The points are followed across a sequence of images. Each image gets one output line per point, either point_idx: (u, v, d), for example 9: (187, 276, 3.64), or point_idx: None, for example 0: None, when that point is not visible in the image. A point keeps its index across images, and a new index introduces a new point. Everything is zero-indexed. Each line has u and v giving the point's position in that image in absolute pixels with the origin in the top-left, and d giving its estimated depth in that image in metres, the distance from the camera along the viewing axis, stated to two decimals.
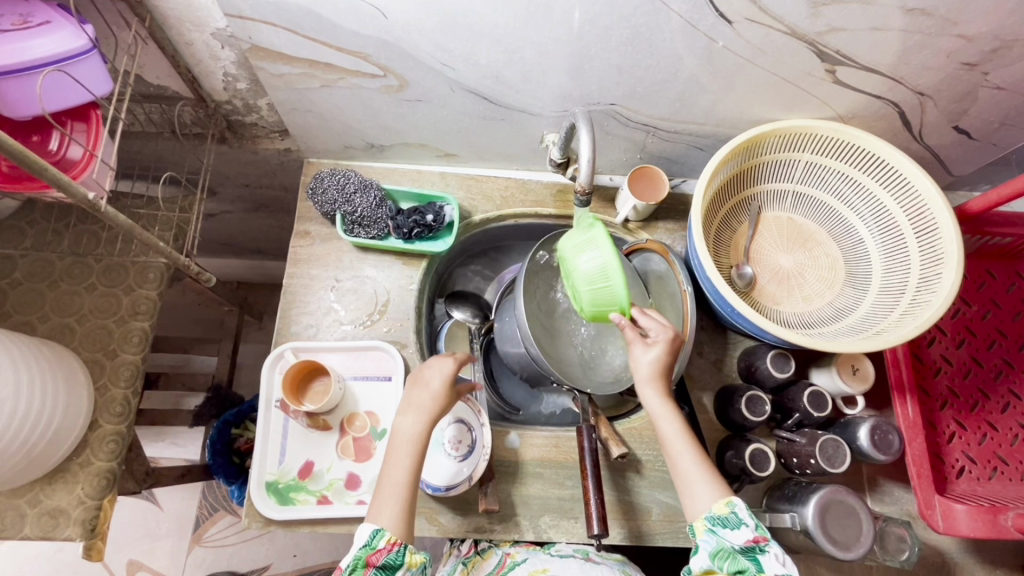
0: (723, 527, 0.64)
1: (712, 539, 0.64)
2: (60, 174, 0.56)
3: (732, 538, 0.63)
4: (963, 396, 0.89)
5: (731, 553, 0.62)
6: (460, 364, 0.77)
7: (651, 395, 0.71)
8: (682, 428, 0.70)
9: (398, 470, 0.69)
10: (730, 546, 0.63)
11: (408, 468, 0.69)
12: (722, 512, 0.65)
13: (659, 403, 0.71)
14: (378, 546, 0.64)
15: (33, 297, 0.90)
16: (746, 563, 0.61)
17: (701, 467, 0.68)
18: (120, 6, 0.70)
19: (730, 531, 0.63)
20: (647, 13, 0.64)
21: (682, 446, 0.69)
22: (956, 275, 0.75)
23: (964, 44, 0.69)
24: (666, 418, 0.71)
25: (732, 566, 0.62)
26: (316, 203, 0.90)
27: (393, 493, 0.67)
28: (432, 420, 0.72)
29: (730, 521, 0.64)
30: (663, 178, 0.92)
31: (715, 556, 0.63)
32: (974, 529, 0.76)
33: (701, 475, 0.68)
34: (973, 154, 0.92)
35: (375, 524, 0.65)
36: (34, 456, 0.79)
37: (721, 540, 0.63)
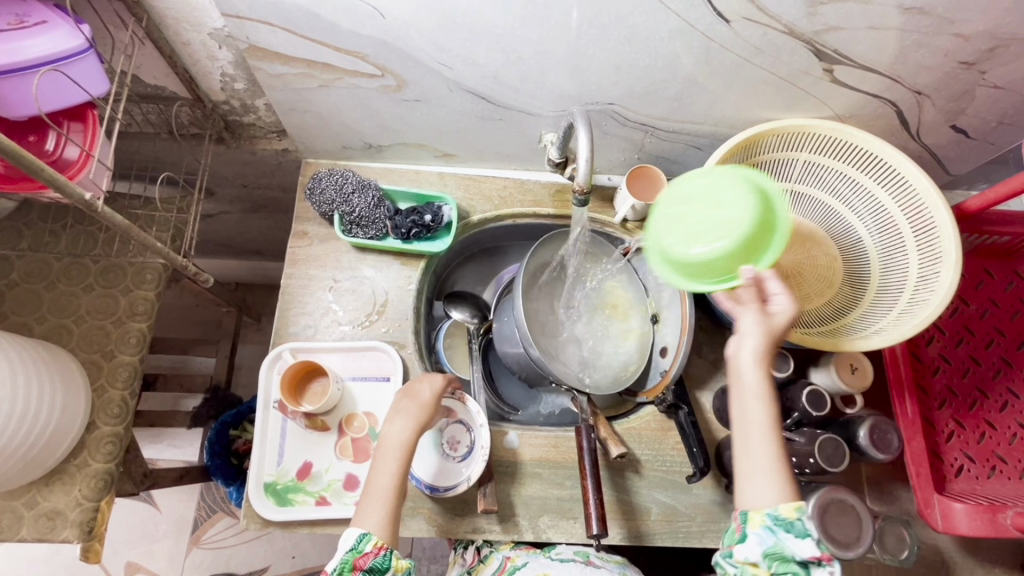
0: (786, 532, 0.54)
1: (769, 537, 0.55)
2: (56, 174, 0.56)
3: (793, 545, 0.54)
4: (962, 395, 0.89)
5: (784, 558, 0.54)
6: (449, 382, 0.78)
7: (751, 367, 0.60)
8: (772, 415, 0.59)
9: (384, 474, 0.68)
10: (788, 553, 0.54)
11: (393, 472, 0.68)
12: (789, 515, 0.55)
13: (757, 378, 0.59)
14: (365, 550, 0.63)
15: (30, 298, 0.90)
16: (797, 572, 0.54)
17: (777, 461, 0.57)
18: (117, 6, 0.70)
19: (794, 538, 0.54)
20: (645, 12, 0.64)
21: (762, 432, 0.58)
22: (955, 273, 0.75)
23: (961, 43, 0.69)
24: (758, 397, 0.59)
25: (780, 569, 0.54)
26: (314, 204, 0.90)
27: (379, 497, 0.67)
28: (420, 427, 0.73)
29: (797, 528, 0.54)
30: (661, 177, 0.92)
31: (767, 555, 0.55)
32: (973, 528, 0.76)
33: (774, 469, 0.57)
34: (971, 153, 0.92)
35: (360, 528, 0.64)
36: (31, 457, 0.78)
37: (779, 543, 0.54)
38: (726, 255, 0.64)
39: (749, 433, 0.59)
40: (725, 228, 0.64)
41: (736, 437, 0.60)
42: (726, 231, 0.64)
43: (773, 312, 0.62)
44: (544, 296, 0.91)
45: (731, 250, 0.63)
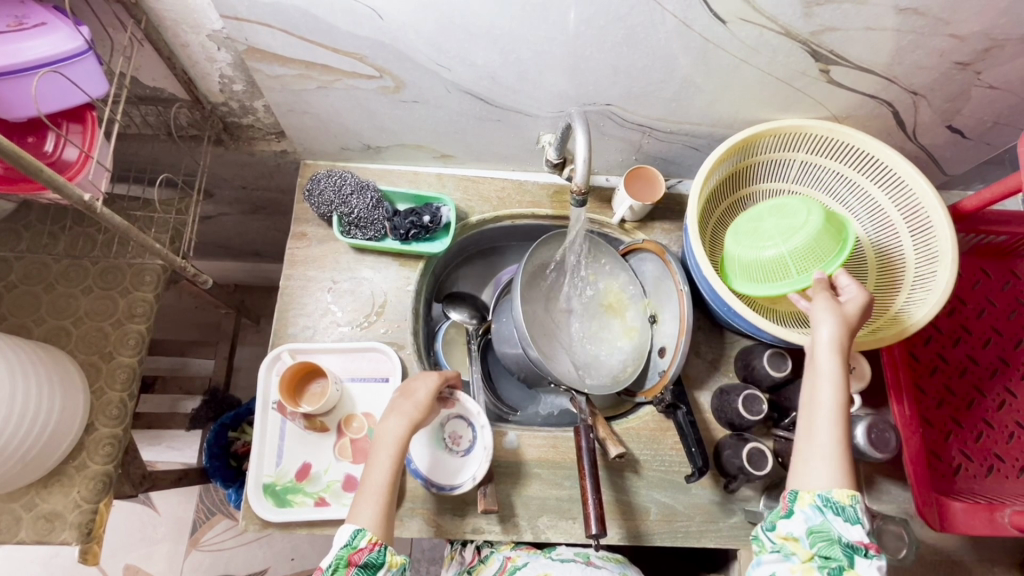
0: (836, 515, 0.61)
1: (817, 516, 0.61)
2: (55, 175, 0.56)
3: (839, 527, 0.60)
4: (959, 394, 0.89)
5: (829, 538, 0.60)
6: (445, 380, 0.79)
7: (829, 357, 0.67)
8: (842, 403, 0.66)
9: (378, 471, 0.69)
10: (834, 533, 0.60)
11: (387, 468, 0.69)
12: (841, 499, 0.61)
13: (833, 367, 0.67)
14: (359, 545, 0.64)
15: (28, 299, 0.90)
16: (839, 555, 0.60)
17: (840, 447, 0.64)
18: (115, 8, 0.70)
19: (841, 521, 0.60)
20: (642, 13, 0.65)
21: (831, 418, 0.65)
22: (951, 273, 0.75)
23: (957, 43, 0.69)
24: (829, 383, 0.66)
25: (823, 548, 0.60)
26: (313, 205, 0.90)
27: (373, 494, 0.68)
28: (413, 427, 0.73)
29: (848, 514, 0.61)
30: (658, 177, 0.93)
31: (812, 532, 0.61)
32: (971, 527, 0.77)
33: (837, 455, 0.63)
34: (967, 154, 0.92)
35: (355, 524, 0.66)
36: (29, 459, 0.78)
37: (827, 524, 0.61)
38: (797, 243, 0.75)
39: (817, 417, 0.66)
40: (795, 230, 0.76)
41: (805, 417, 0.67)
42: (787, 232, 0.76)
43: (852, 312, 0.69)
44: (543, 297, 0.91)
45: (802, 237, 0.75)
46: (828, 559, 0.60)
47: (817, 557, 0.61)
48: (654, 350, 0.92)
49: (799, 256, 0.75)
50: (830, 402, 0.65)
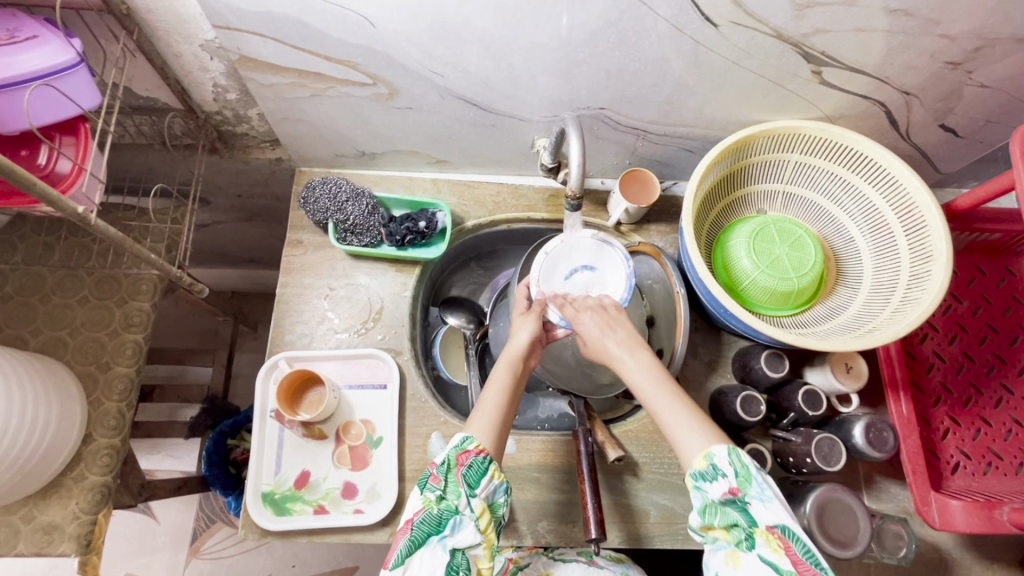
0: (704, 482, 0.61)
1: (698, 495, 0.61)
2: (48, 189, 0.56)
3: (712, 493, 0.60)
4: (957, 392, 0.90)
5: (717, 508, 0.60)
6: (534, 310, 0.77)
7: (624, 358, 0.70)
8: (656, 380, 0.67)
9: (493, 394, 0.70)
10: (714, 501, 0.60)
11: (501, 392, 0.70)
12: (701, 466, 0.61)
13: (625, 356, 0.70)
14: (468, 448, 0.65)
15: (24, 311, 0.89)
16: (737, 516, 0.59)
17: (684, 413, 0.64)
18: (107, 19, 0.70)
19: (710, 485, 0.60)
20: (633, 18, 0.65)
21: (658, 395, 0.66)
22: (946, 271, 0.75)
23: (947, 43, 0.70)
24: (637, 373, 0.68)
25: (722, 520, 0.60)
26: (308, 212, 0.89)
27: (488, 412, 0.68)
28: (512, 365, 0.72)
29: (708, 475, 0.60)
30: (654, 180, 0.92)
31: (704, 513, 0.61)
32: (970, 524, 0.76)
33: (686, 422, 0.64)
34: (961, 152, 0.93)
35: (466, 431, 0.67)
36: (28, 471, 0.78)
37: (705, 496, 0.61)
38: (803, 283, 0.83)
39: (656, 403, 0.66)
40: (806, 268, 0.83)
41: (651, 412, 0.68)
42: (797, 268, 0.83)
43: (591, 316, 0.72)
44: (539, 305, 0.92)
45: (805, 280, 0.83)
46: (734, 526, 0.60)
47: (730, 529, 0.60)
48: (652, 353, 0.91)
49: (799, 294, 0.84)
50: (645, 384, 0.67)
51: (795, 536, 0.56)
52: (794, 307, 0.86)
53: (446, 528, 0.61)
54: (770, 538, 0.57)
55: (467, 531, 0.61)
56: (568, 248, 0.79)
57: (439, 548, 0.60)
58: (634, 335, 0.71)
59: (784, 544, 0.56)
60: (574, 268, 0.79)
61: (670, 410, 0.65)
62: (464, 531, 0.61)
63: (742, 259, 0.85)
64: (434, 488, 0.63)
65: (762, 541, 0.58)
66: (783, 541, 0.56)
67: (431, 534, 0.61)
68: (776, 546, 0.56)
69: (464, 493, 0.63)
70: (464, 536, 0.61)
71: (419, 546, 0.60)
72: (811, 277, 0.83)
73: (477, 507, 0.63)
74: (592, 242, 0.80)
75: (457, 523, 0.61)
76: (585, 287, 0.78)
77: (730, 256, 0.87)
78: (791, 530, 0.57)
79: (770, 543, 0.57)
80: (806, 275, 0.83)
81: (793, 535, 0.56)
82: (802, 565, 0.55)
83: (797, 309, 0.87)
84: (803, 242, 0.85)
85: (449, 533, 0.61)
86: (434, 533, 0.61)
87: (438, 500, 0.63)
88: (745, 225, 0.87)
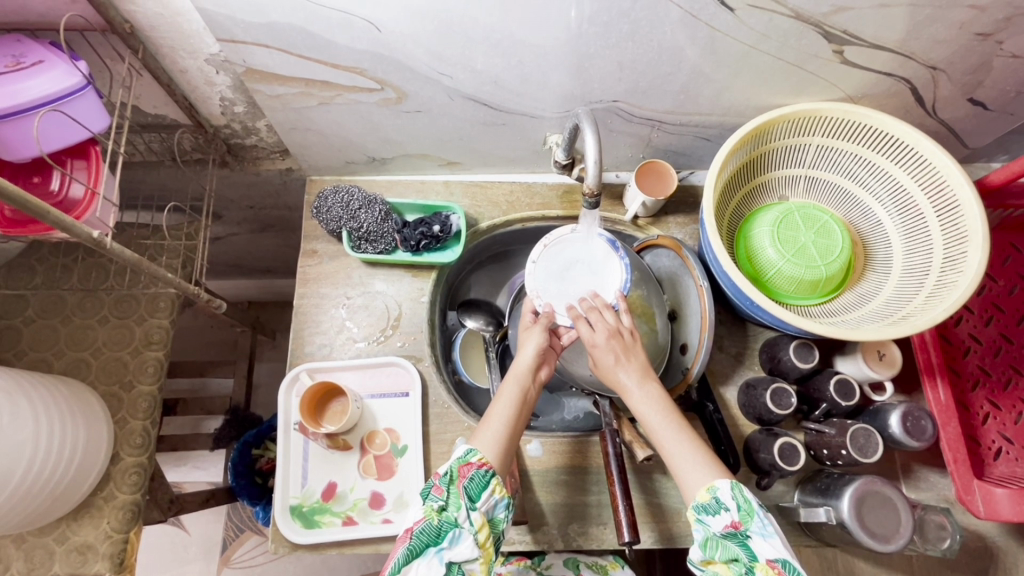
0: (707, 515, 0.61)
1: (699, 527, 0.62)
2: (62, 216, 0.56)
3: (714, 525, 0.61)
4: (996, 374, 0.87)
5: (719, 542, 0.61)
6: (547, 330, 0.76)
7: (636, 390, 0.70)
8: (668, 413, 0.68)
9: (500, 408, 0.70)
10: (715, 534, 0.61)
11: (509, 407, 0.70)
12: (704, 499, 0.62)
13: (636, 386, 0.70)
14: (470, 460, 0.64)
15: (47, 333, 0.90)
16: (738, 551, 0.59)
17: (689, 447, 0.66)
18: (112, 39, 0.69)
19: (712, 518, 0.61)
20: (646, 6, 0.63)
21: (667, 427, 0.67)
22: (982, 252, 0.72)
23: (977, 14, 0.66)
24: (649, 404, 0.69)
25: (723, 554, 0.60)
26: (322, 221, 0.89)
27: (494, 426, 0.68)
28: (521, 381, 0.72)
29: (711, 507, 0.61)
30: (670, 171, 0.90)
31: (705, 547, 0.61)
32: (1016, 513, 0.73)
33: (689, 457, 0.65)
34: (990, 125, 0.89)
35: (468, 444, 0.66)
36: (58, 493, 0.79)
37: (706, 528, 0.61)
38: (830, 270, 0.80)
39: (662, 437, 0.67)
40: (833, 255, 0.81)
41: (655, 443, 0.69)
42: (825, 255, 0.81)
43: (606, 342, 0.71)
44: None
45: (832, 267, 0.80)
46: (733, 561, 0.60)
47: (729, 564, 0.60)
48: (676, 348, 0.89)
49: (827, 281, 0.81)
50: (653, 417, 0.68)
51: (795, 572, 0.57)
52: (820, 296, 0.84)
53: (444, 540, 0.60)
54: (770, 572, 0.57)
55: (465, 545, 0.60)
56: (554, 249, 0.81)
57: (436, 560, 0.59)
58: (645, 365, 0.72)
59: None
60: (566, 267, 0.81)
61: (674, 443, 0.66)
62: (461, 544, 0.61)
63: (766, 248, 0.82)
64: (437, 499, 0.63)
65: None
66: None
67: (429, 544, 0.60)
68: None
69: (464, 505, 0.62)
70: (462, 550, 0.60)
71: (417, 556, 0.59)
72: (838, 263, 0.81)
73: (476, 520, 0.62)
74: (574, 238, 0.82)
75: (456, 536, 0.61)
76: (582, 279, 0.80)
77: (754, 246, 0.84)
78: (791, 565, 0.57)
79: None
80: (833, 261, 0.80)
81: (793, 572, 0.57)
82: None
83: (825, 298, 0.84)
84: (828, 228, 0.82)
85: (447, 545, 0.60)
86: (431, 544, 0.60)
87: (440, 511, 0.62)
88: (767, 213, 0.84)
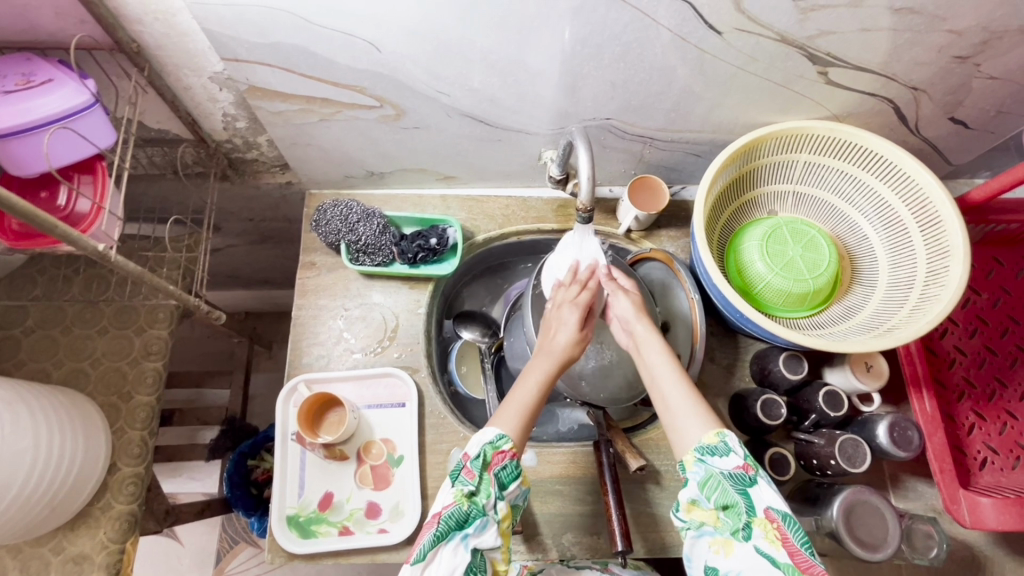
0: (712, 455, 0.61)
1: (700, 468, 0.61)
2: (71, 230, 0.57)
3: (719, 466, 0.60)
4: (981, 386, 0.89)
5: (719, 483, 0.60)
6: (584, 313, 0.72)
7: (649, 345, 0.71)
8: (671, 367, 0.69)
9: (525, 390, 0.68)
10: (718, 474, 0.60)
11: (532, 392, 0.68)
12: (711, 441, 0.62)
13: (649, 341, 0.72)
14: (502, 447, 0.63)
15: (47, 344, 0.91)
16: (737, 498, 0.59)
17: (689, 398, 0.66)
18: (119, 59, 0.71)
19: (718, 458, 0.61)
20: (637, 30, 0.65)
21: (673, 378, 0.68)
22: (963, 266, 0.74)
23: (954, 38, 0.69)
24: (658, 356, 0.70)
25: (720, 498, 0.59)
26: (320, 234, 0.90)
27: (516, 407, 0.67)
28: (561, 364, 0.70)
29: (718, 449, 0.61)
30: (663, 187, 0.93)
31: (704, 487, 0.60)
32: (1001, 522, 0.75)
33: (690, 408, 0.65)
34: (971, 143, 0.92)
35: (499, 428, 0.65)
36: (57, 502, 0.79)
37: (709, 468, 0.60)
38: (817, 286, 0.83)
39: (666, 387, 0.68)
40: (822, 271, 0.83)
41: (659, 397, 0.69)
42: (813, 270, 0.83)
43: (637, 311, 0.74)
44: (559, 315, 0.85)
45: (820, 283, 0.83)
46: (727, 505, 0.59)
47: (721, 509, 0.60)
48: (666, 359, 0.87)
49: (814, 296, 0.83)
50: (663, 367, 0.69)
51: (794, 527, 0.57)
52: (810, 311, 0.86)
53: (471, 527, 0.60)
54: (768, 527, 0.57)
55: (490, 534, 0.61)
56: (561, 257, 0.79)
57: (461, 546, 0.60)
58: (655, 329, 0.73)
59: (782, 535, 0.56)
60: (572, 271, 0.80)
61: (676, 392, 0.67)
62: (487, 532, 0.61)
63: (756, 262, 0.84)
64: (467, 483, 0.62)
65: (758, 531, 0.58)
66: (780, 531, 0.57)
67: (455, 529, 0.60)
68: (774, 536, 0.57)
69: (494, 494, 0.62)
70: (486, 538, 0.61)
71: (443, 540, 0.59)
72: (825, 280, 0.83)
73: (502, 510, 0.63)
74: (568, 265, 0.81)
75: (484, 524, 0.61)
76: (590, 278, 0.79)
77: (744, 259, 0.86)
78: (790, 520, 0.57)
79: (768, 533, 0.57)
80: (821, 278, 0.82)
81: (791, 526, 0.56)
82: (799, 556, 0.55)
83: (813, 310, 0.86)
84: (817, 243, 0.84)
85: (474, 532, 0.60)
86: (458, 529, 0.60)
87: (469, 496, 0.62)
88: (756, 227, 0.87)
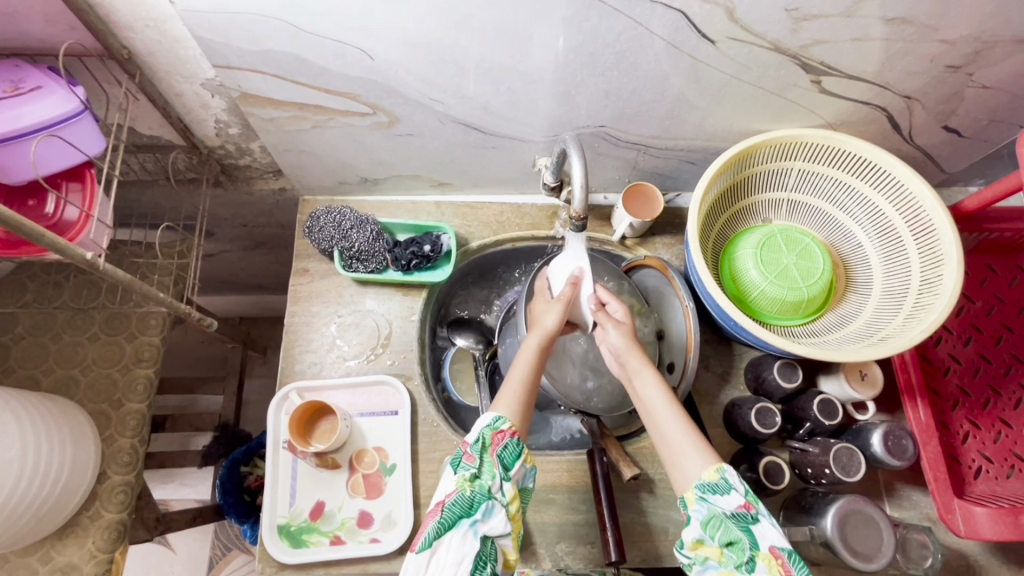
0: (714, 494, 0.60)
1: (703, 507, 0.60)
2: (58, 238, 0.57)
3: (721, 505, 0.60)
4: (975, 395, 0.89)
5: (722, 521, 0.59)
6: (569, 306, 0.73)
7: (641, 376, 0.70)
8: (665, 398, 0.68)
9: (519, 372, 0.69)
10: (720, 513, 0.60)
11: (526, 371, 0.69)
12: (712, 479, 0.61)
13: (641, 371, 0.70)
14: (501, 428, 0.64)
15: (36, 351, 0.90)
16: (740, 535, 0.59)
17: (686, 432, 0.65)
18: (109, 65, 0.71)
19: (719, 496, 0.60)
20: (630, 38, 0.65)
21: (668, 412, 0.67)
22: (957, 275, 0.75)
23: (947, 47, 0.69)
24: (650, 387, 0.69)
25: (723, 536, 0.59)
26: (313, 241, 0.89)
27: (513, 389, 0.68)
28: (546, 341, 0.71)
29: (719, 487, 0.60)
30: (657, 194, 0.93)
31: (707, 525, 0.60)
32: (996, 532, 0.75)
33: (689, 442, 0.64)
34: (965, 151, 0.92)
35: (497, 412, 0.66)
36: (45, 511, 0.79)
37: (711, 507, 0.60)
38: (811, 294, 0.83)
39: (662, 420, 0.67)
40: (816, 279, 0.83)
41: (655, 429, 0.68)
42: (807, 278, 0.83)
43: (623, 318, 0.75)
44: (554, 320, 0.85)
45: (814, 291, 0.83)
46: (731, 543, 0.59)
47: (725, 547, 0.59)
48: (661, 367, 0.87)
49: (807, 304, 0.83)
50: (656, 400, 0.68)
51: (798, 563, 0.56)
52: (802, 320, 0.86)
53: (478, 512, 0.59)
54: (773, 562, 0.57)
55: (498, 519, 0.60)
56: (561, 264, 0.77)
57: (470, 533, 0.58)
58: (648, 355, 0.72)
59: (786, 571, 0.56)
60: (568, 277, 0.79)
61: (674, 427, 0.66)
62: (496, 517, 0.60)
63: (750, 270, 0.84)
64: (469, 467, 0.62)
65: (763, 566, 0.57)
66: (785, 566, 0.56)
67: (462, 517, 0.59)
68: (778, 571, 0.56)
69: (499, 475, 0.61)
70: (495, 523, 0.60)
71: (450, 528, 0.58)
72: (819, 288, 0.83)
73: (508, 492, 0.62)
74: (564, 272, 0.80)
75: (490, 508, 0.60)
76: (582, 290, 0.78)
77: (738, 267, 0.86)
78: (795, 556, 0.56)
79: (772, 568, 0.56)
80: (815, 286, 0.83)
81: (796, 562, 0.56)
82: None
83: (808, 319, 0.86)
84: (811, 252, 0.84)
85: (481, 518, 0.59)
86: (465, 516, 0.59)
87: (472, 480, 0.61)
88: (751, 235, 0.87)
